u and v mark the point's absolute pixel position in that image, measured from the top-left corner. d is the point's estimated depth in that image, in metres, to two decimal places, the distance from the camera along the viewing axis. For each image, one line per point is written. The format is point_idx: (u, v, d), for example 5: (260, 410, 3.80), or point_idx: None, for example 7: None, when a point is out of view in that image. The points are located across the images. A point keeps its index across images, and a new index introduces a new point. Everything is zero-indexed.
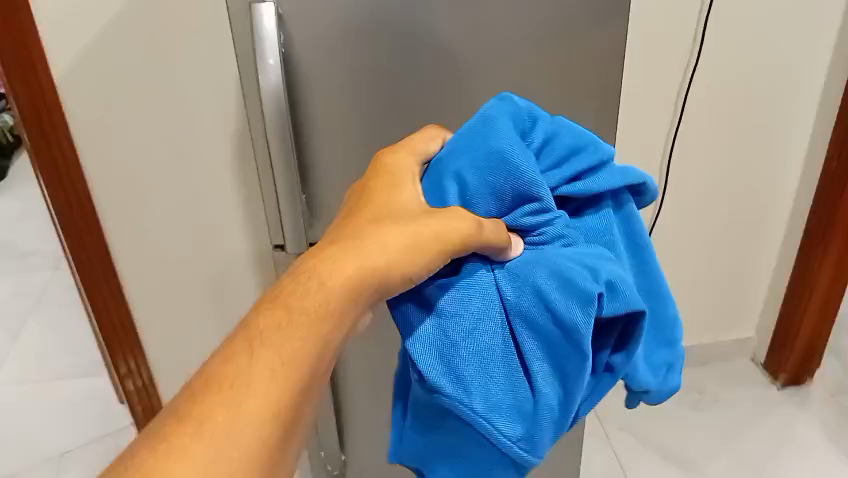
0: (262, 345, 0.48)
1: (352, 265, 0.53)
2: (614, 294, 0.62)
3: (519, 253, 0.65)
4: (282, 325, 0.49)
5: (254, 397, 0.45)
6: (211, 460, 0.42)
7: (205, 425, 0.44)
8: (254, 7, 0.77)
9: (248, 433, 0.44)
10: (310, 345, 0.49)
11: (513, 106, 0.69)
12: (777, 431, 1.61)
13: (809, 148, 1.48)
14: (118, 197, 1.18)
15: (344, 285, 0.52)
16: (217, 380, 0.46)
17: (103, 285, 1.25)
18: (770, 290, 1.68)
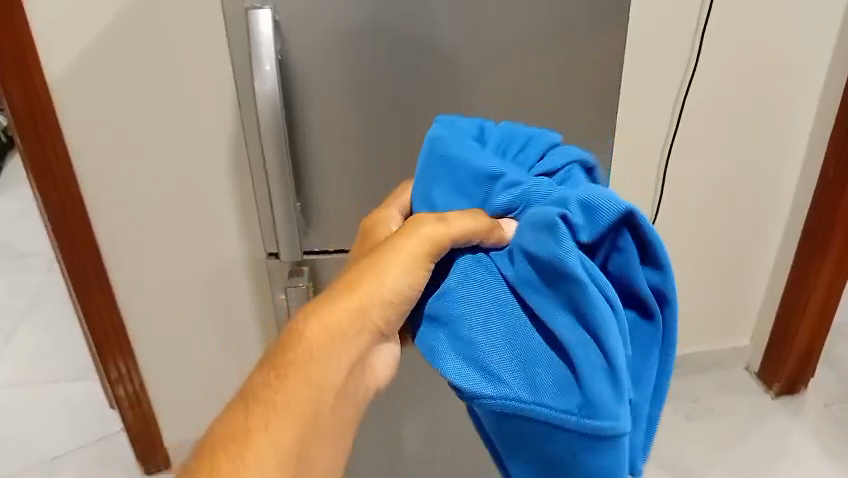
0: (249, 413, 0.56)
1: (330, 316, 0.58)
2: (589, 211, 0.54)
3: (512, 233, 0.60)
4: (266, 390, 0.56)
5: (253, 452, 0.54)
6: None
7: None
8: (249, 14, 0.73)
9: None
10: (303, 395, 0.56)
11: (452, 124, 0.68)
12: (771, 442, 1.55)
13: (807, 154, 1.41)
14: (113, 204, 1.12)
15: (320, 335, 0.58)
16: (223, 442, 0.54)
17: (94, 292, 1.19)
18: (767, 297, 1.61)
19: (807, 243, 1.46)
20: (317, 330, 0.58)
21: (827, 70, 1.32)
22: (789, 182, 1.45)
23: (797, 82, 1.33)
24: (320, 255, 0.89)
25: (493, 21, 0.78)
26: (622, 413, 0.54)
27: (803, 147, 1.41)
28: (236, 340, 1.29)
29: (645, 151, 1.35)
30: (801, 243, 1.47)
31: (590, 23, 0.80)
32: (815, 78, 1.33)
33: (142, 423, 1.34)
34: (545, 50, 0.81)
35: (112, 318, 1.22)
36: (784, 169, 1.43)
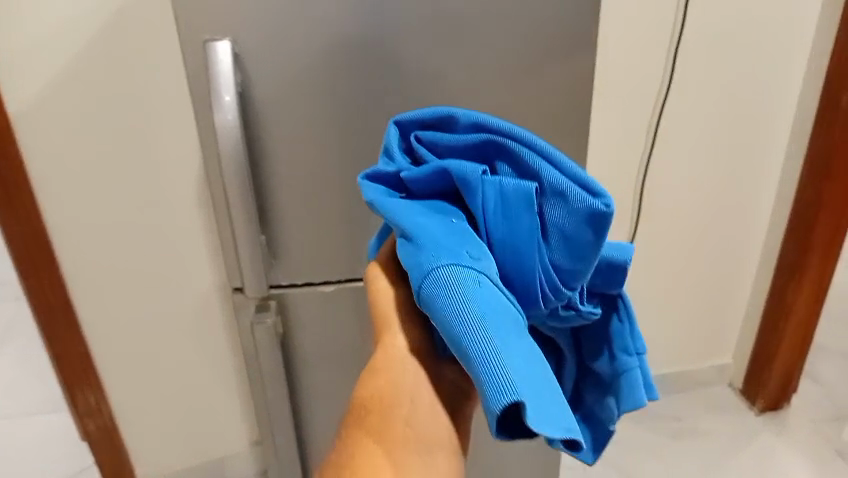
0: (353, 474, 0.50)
1: (369, 381, 0.55)
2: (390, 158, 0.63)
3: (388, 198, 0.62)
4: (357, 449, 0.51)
5: None
6: None
7: None
8: (209, 47, 0.72)
9: None
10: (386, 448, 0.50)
11: None
12: (757, 463, 1.52)
13: (782, 171, 1.41)
14: (77, 234, 1.09)
15: (375, 397, 0.53)
16: None
17: (60, 325, 1.15)
18: (747, 314, 1.61)
19: (786, 261, 1.45)
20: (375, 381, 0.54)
21: (800, 90, 1.32)
22: (766, 201, 1.45)
23: (771, 103, 1.33)
24: (287, 288, 0.87)
25: (463, 49, 0.77)
26: (427, 265, 0.51)
27: (779, 166, 1.41)
28: (211, 371, 1.25)
29: (621, 172, 1.34)
30: (780, 261, 1.47)
31: (561, 50, 0.79)
32: (789, 98, 1.33)
33: (113, 456, 1.30)
34: (516, 78, 0.79)
35: (80, 351, 1.18)
36: (760, 188, 1.43)
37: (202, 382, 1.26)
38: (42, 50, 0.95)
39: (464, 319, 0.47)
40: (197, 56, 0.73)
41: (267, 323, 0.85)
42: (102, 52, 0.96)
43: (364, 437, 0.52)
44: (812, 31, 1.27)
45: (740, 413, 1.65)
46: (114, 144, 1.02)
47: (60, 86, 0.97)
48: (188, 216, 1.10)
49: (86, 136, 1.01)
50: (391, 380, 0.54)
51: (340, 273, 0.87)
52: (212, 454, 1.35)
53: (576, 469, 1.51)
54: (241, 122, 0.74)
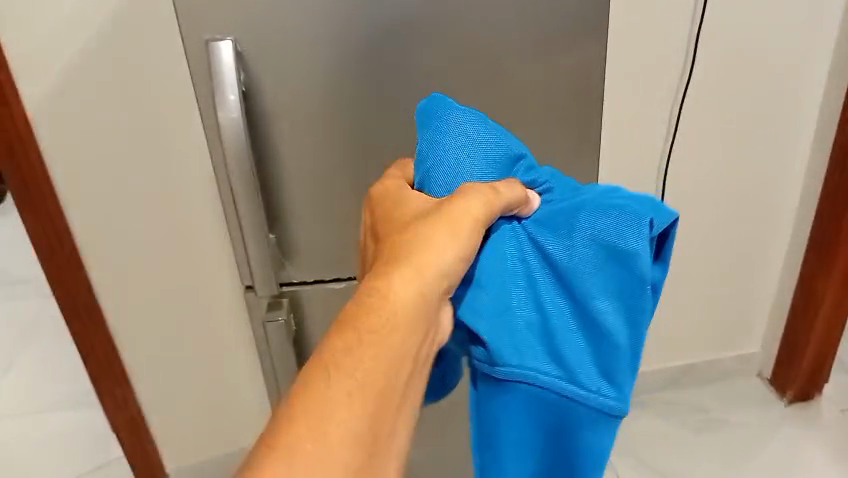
0: (307, 416, 0.47)
1: (408, 288, 0.53)
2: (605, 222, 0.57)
3: (553, 222, 0.60)
4: (325, 396, 0.48)
5: (333, 426, 0.47)
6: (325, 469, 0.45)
7: (298, 451, 0.46)
8: (212, 45, 0.71)
9: (343, 453, 0.46)
10: (392, 357, 0.51)
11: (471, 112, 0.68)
12: (786, 454, 1.50)
13: (810, 156, 1.38)
14: (97, 235, 1.10)
15: (405, 301, 0.53)
16: (293, 421, 0.47)
17: (85, 323, 1.17)
18: (776, 302, 1.57)
19: (816, 246, 1.42)
20: (368, 330, 0.51)
21: (827, 70, 1.29)
22: (793, 187, 1.41)
23: (798, 85, 1.29)
24: (299, 286, 0.88)
25: (470, 41, 0.76)
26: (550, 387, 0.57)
27: (807, 150, 1.37)
28: (231, 367, 1.26)
29: (644, 161, 1.30)
30: (809, 247, 1.44)
31: (569, 40, 0.77)
32: (817, 80, 1.29)
33: (139, 451, 1.32)
34: (526, 68, 0.78)
35: (105, 349, 1.20)
36: (788, 173, 1.39)
37: (223, 378, 1.27)
38: (56, 55, 0.96)
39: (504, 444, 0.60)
40: (201, 57, 0.73)
41: (278, 321, 0.86)
42: (115, 56, 0.96)
43: (340, 352, 0.50)
44: (840, 12, 1.23)
45: (769, 403, 1.62)
46: (130, 147, 1.03)
47: (75, 92, 0.98)
48: (206, 213, 1.10)
49: (103, 136, 1.02)
50: (388, 342, 0.51)
51: (351, 269, 0.87)
52: (235, 448, 1.37)
53: None
54: (245, 119, 0.74)
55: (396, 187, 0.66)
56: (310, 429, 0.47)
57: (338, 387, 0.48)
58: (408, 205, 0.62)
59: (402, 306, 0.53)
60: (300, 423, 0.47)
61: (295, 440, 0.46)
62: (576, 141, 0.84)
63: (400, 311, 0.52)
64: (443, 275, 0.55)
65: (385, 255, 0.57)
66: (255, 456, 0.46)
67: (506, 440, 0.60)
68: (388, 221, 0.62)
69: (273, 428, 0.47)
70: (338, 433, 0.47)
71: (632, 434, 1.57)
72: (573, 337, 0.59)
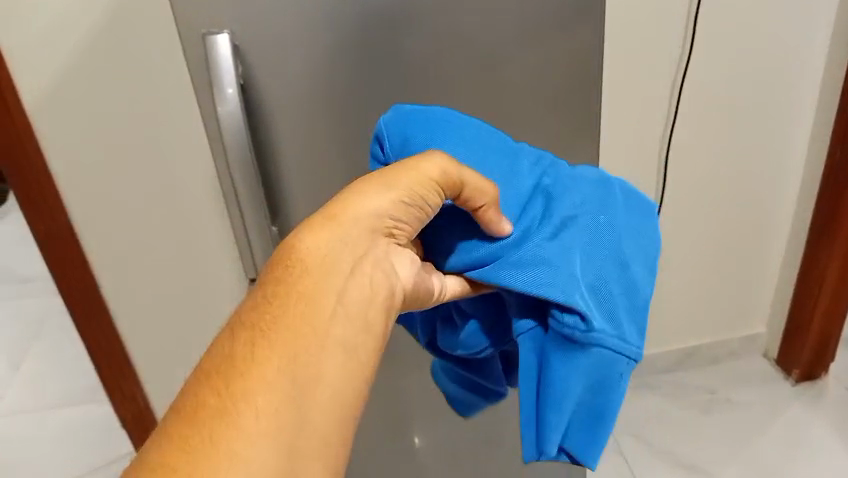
0: (202, 389, 0.44)
1: (332, 237, 0.52)
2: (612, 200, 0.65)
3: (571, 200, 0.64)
4: (222, 367, 0.45)
5: (255, 385, 0.44)
6: (253, 430, 0.43)
7: (216, 417, 0.43)
8: (209, 40, 0.71)
9: (267, 413, 0.44)
10: (318, 308, 0.49)
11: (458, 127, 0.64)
12: (792, 433, 1.51)
13: (811, 136, 1.37)
14: (100, 232, 1.10)
15: (328, 248, 0.51)
16: (214, 379, 0.44)
17: (91, 319, 1.18)
18: (780, 282, 1.57)
19: (819, 225, 1.42)
20: (274, 290, 0.49)
21: (826, 49, 1.28)
22: (795, 166, 1.41)
23: (796, 64, 1.28)
24: None
25: (465, 29, 0.76)
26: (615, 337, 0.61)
27: (808, 127, 1.37)
28: None
29: (644, 144, 1.30)
30: (811, 226, 1.44)
31: (564, 25, 0.77)
32: (815, 59, 1.28)
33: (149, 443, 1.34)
34: (522, 54, 0.78)
35: (112, 344, 1.21)
36: (789, 152, 1.39)
37: None
38: (53, 54, 0.96)
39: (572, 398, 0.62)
40: (198, 49, 0.73)
41: None
42: (112, 51, 0.96)
43: (261, 308, 0.48)
44: None
45: (775, 383, 1.62)
46: (130, 143, 1.03)
47: (73, 89, 0.98)
48: (206, 209, 1.11)
49: (103, 135, 1.02)
50: (301, 303, 0.49)
51: None
52: None
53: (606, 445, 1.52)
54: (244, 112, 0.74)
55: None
56: (202, 400, 0.43)
57: (240, 354, 0.46)
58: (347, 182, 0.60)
59: (320, 256, 0.51)
60: (195, 399, 0.43)
61: (198, 405, 0.43)
62: (574, 123, 0.84)
63: (316, 260, 0.51)
64: (373, 223, 0.54)
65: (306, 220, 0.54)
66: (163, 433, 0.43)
67: (570, 394, 0.61)
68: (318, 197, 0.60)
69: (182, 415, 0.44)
70: (249, 381, 0.44)
71: (638, 415, 1.58)
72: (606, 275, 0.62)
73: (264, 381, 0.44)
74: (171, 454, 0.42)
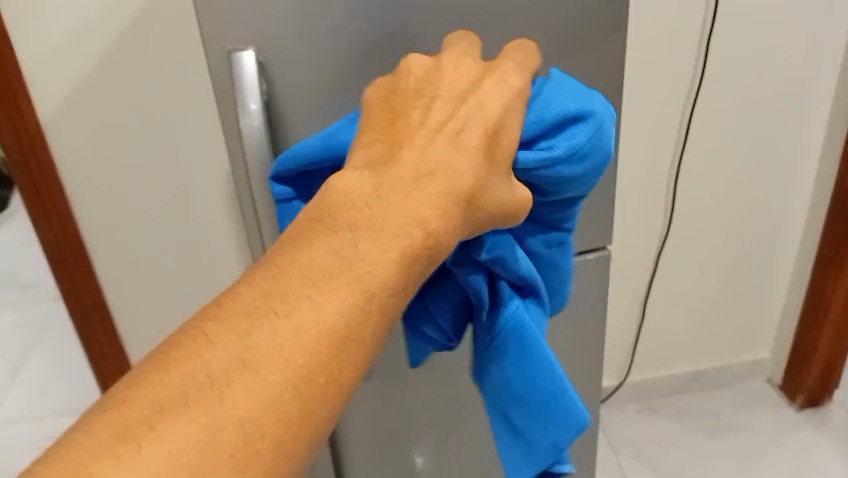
0: (256, 348, 0.40)
1: (461, 182, 0.48)
2: (557, 260, 0.67)
3: (552, 234, 0.65)
4: (284, 310, 0.41)
5: (332, 317, 0.42)
6: (317, 355, 0.41)
7: (291, 333, 0.41)
8: (234, 55, 0.70)
9: (346, 345, 0.42)
10: (423, 249, 0.46)
11: (570, 102, 0.57)
12: (798, 458, 1.50)
13: (820, 163, 1.38)
14: (110, 240, 1.10)
15: (449, 186, 0.48)
16: (294, 291, 0.42)
17: (97, 329, 1.17)
18: (785, 308, 1.57)
19: (826, 252, 1.42)
20: (376, 248, 0.44)
21: (837, 78, 1.28)
22: (803, 193, 1.41)
23: (807, 92, 1.29)
24: None
25: None
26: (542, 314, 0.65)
27: (817, 154, 1.37)
28: None
29: (655, 166, 1.30)
30: (818, 252, 1.44)
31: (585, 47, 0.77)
32: (827, 88, 1.29)
33: None
34: None
35: (117, 354, 1.20)
36: (799, 178, 1.39)
37: None
38: (68, 62, 0.96)
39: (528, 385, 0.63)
40: (223, 64, 0.73)
41: None
42: (128, 60, 0.96)
43: (376, 233, 0.45)
44: None
45: (779, 409, 1.62)
46: (145, 153, 1.03)
47: (87, 95, 0.98)
48: (217, 222, 1.10)
49: (116, 143, 1.02)
50: (393, 295, 0.45)
51: None
52: None
53: (610, 468, 1.52)
54: (267, 126, 0.72)
55: (523, 89, 0.53)
56: (249, 365, 0.39)
57: (305, 339, 0.41)
58: (497, 118, 0.51)
59: (441, 196, 0.47)
60: (246, 347, 0.40)
61: (286, 312, 0.41)
62: None
63: (437, 199, 0.47)
64: (491, 187, 0.51)
65: (441, 152, 0.49)
66: (163, 363, 0.39)
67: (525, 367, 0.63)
68: (463, 100, 0.51)
69: (200, 318, 0.42)
70: (326, 298, 0.42)
71: (642, 438, 1.58)
72: (554, 281, 0.69)
73: (354, 326, 0.42)
74: (222, 368, 0.39)
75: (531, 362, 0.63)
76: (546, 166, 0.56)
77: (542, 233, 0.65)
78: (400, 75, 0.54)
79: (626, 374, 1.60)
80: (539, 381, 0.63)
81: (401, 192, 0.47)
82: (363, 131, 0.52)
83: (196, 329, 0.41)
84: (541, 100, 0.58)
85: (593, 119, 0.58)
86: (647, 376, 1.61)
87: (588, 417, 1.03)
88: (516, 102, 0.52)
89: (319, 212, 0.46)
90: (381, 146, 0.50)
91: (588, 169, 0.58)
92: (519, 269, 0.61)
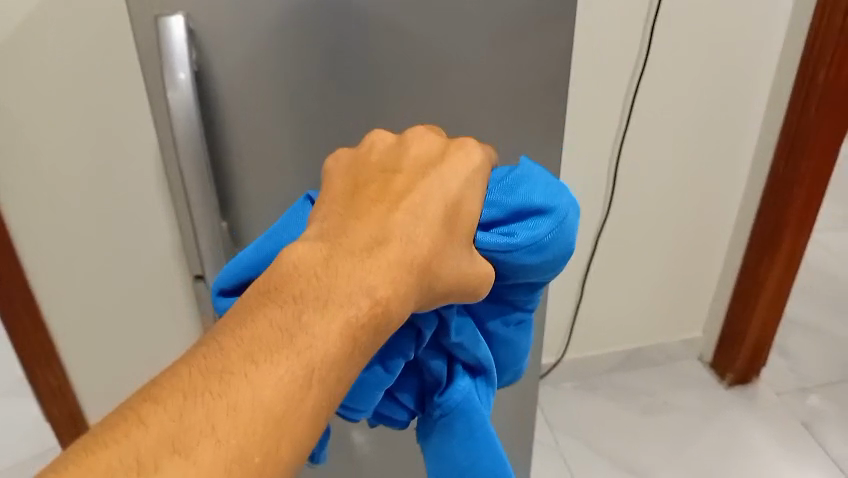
0: (187, 430, 0.37)
1: (417, 251, 0.47)
2: (516, 344, 0.67)
3: (516, 320, 0.66)
4: (220, 389, 0.39)
5: (269, 395, 0.40)
6: (252, 436, 0.38)
7: (225, 413, 0.38)
8: (161, 21, 0.65)
9: (283, 426, 0.40)
10: (372, 318, 0.44)
11: (538, 190, 0.58)
12: (725, 437, 1.55)
13: (756, 151, 1.40)
14: (32, 217, 1.04)
15: (402, 252, 0.46)
16: (232, 369, 0.40)
17: (19, 308, 1.11)
18: (718, 290, 1.60)
19: (758, 239, 1.45)
20: (322, 322, 0.43)
21: (775, 67, 1.29)
22: (739, 181, 1.44)
23: (746, 80, 1.30)
24: None
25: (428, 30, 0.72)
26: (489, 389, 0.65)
27: (753, 143, 1.39)
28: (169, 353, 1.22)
29: (597, 148, 1.30)
30: (751, 241, 1.47)
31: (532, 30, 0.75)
32: (764, 77, 1.30)
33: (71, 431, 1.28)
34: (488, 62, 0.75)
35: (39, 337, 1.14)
36: (734, 165, 1.41)
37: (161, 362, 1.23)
38: None
39: (480, 448, 0.63)
40: (148, 34, 0.68)
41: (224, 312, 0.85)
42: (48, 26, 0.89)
43: (325, 306, 0.43)
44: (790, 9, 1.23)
45: (708, 386, 1.66)
46: (64, 130, 0.96)
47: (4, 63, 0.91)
48: (146, 201, 1.04)
49: (37, 115, 0.95)
50: (338, 368, 0.42)
51: None
52: None
53: (546, 445, 1.53)
54: (198, 100, 0.69)
55: (483, 166, 0.54)
56: (178, 449, 0.37)
57: (239, 420, 0.38)
58: (455, 193, 0.51)
59: (394, 264, 0.46)
60: (177, 429, 0.38)
61: (221, 392, 0.39)
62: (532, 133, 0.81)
63: (389, 268, 0.45)
64: (446, 253, 0.49)
65: (397, 222, 0.48)
66: (92, 446, 0.37)
67: (469, 431, 0.63)
68: (422, 174, 0.51)
69: (137, 398, 0.39)
70: (264, 375, 0.40)
71: (577, 416, 1.60)
72: (511, 362, 0.69)
73: (293, 406, 0.40)
74: (152, 453, 0.36)
75: (475, 428, 0.63)
76: (501, 252, 0.57)
77: (505, 316, 0.65)
78: (364, 147, 0.55)
79: (564, 353, 1.61)
80: (486, 443, 0.63)
81: (351, 260, 0.45)
82: (321, 203, 0.52)
83: (129, 411, 0.39)
84: (506, 184, 0.59)
85: (558, 212, 0.58)
86: (583, 354, 1.63)
87: (528, 398, 1.04)
88: (477, 179, 0.53)
89: (267, 285, 0.45)
90: (336, 217, 0.49)
91: (545, 259, 0.59)
92: (475, 353, 0.62)
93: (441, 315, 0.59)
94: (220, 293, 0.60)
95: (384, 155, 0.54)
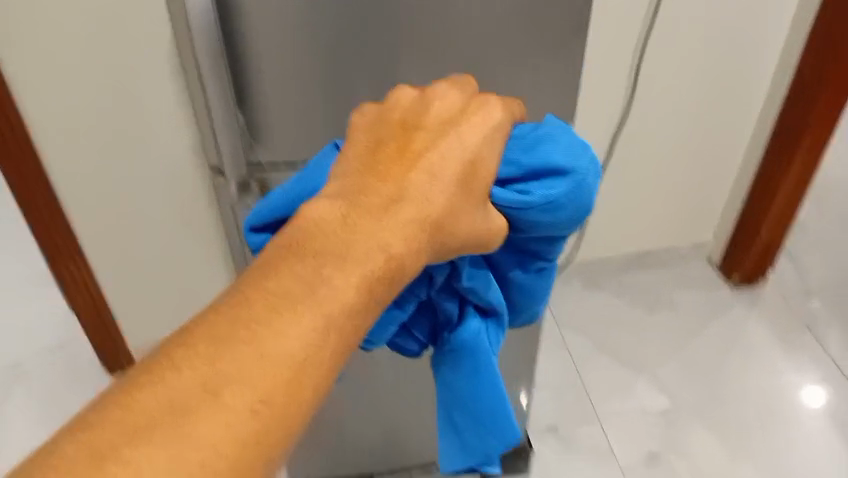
0: (218, 374, 0.40)
1: (432, 211, 0.49)
2: (534, 288, 0.69)
3: (534, 267, 0.67)
4: (248, 336, 0.41)
5: (292, 343, 0.42)
6: (277, 382, 0.41)
7: (252, 359, 0.41)
8: None
9: (305, 372, 0.42)
10: (387, 272, 0.46)
11: (559, 148, 0.60)
12: (728, 336, 1.59)
13: (782, 52, 1.35)
14: (48, 110, 1.04)
15: (418, 212, 0.48)
16: (259, 319, 0.42)
17: (39, 200, 1.13)
18: (732, 193, 1.60)
19: (777, 146, 1.43)
20: (343, 276, 0.44)
21: None
22: (763, 83, 1.40)
23: None
24: (266, 167, 0.87)
25: None
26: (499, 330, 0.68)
27: (780, 43, 1.35)
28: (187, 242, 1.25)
29: (620, 48, 1.26)
30: (769, 147, 1.45)
31: None
32: None
33: (95, 318, 1.33)
34: None
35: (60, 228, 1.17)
36: (760, 66, 1.37)
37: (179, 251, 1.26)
38: None
39: (485, 387, 0.66)
40: None
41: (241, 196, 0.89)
42: None
43: (345, 260, 0.45)
44: None
45: (714, 286, 1.70)
46: (76, 20, 0.95)
47: None
48: (162, 94, 1.05)
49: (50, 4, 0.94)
50: (356, 318, 0.45)
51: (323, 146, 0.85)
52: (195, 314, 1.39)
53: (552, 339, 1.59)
54: None
55: (504, 122, 0.54)
56: (210, 391, 0.39)
57: (267, 366, 0.41)
58: (476, 148, 0.52)
59: (410, 224, 0.48)
60: (208, 374, 0.40)
61: (248, 339, 0.41)
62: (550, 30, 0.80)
63: (405, 228, 0.47)
64: (461, 210, 0.51)
65: (414, 181, 0.49)
66: (127, 388, 0.39)
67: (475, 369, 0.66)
68: (443, 132, 0.52)
69: (168, 343, 0.41)
70: (289, 325, 0.42)
71: (585, 314, 1.64)
72: (531, 305, 0.71)
73: (315, 352, 0.42)
74: (183, 397, 0.39)
75: (482, 369, 0.66)
76: (516, 207, 0.59)
77: (525, 263, 0.67)
78: (387, 102, 0.55)
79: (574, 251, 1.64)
80: (491, 384, 0.66)
81: (370, 219, 0.47)
82: (342, 156, 0.53)
83: (161, 356, 0.41)
84: (527, 143, 0.60)
85: (578, 173, 0.59)
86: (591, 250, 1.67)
87: None
88: (496, 136, 0.54)
89: (289, 237, 0.46)
90: (356, 173, 0.50)
91: (562, 217, 0.60)
92: (489, 296, 0.65)
93: (453, 262, 0.62)
94: (250, 230, 0.63)
95: (406, 106, 0.54)
